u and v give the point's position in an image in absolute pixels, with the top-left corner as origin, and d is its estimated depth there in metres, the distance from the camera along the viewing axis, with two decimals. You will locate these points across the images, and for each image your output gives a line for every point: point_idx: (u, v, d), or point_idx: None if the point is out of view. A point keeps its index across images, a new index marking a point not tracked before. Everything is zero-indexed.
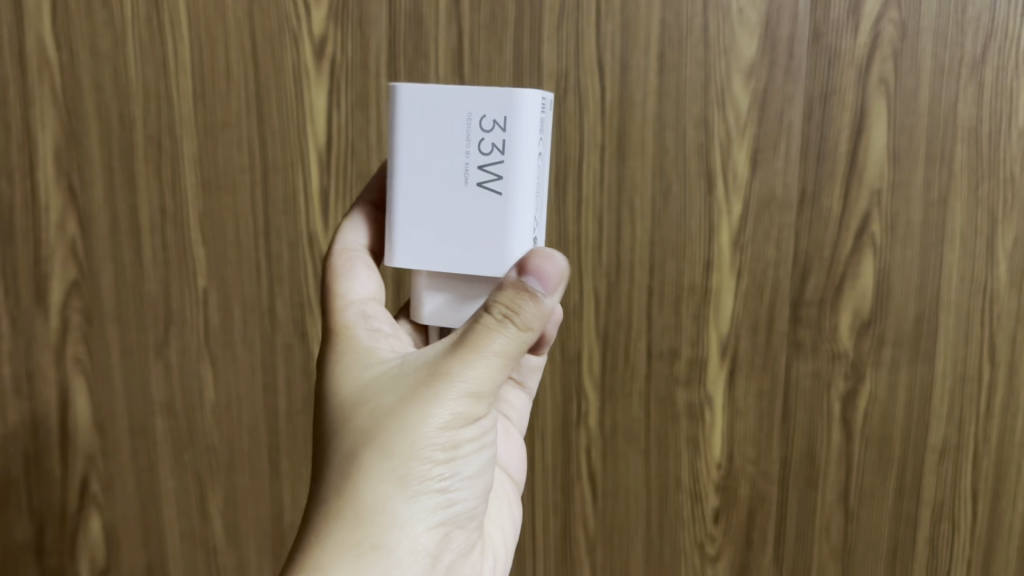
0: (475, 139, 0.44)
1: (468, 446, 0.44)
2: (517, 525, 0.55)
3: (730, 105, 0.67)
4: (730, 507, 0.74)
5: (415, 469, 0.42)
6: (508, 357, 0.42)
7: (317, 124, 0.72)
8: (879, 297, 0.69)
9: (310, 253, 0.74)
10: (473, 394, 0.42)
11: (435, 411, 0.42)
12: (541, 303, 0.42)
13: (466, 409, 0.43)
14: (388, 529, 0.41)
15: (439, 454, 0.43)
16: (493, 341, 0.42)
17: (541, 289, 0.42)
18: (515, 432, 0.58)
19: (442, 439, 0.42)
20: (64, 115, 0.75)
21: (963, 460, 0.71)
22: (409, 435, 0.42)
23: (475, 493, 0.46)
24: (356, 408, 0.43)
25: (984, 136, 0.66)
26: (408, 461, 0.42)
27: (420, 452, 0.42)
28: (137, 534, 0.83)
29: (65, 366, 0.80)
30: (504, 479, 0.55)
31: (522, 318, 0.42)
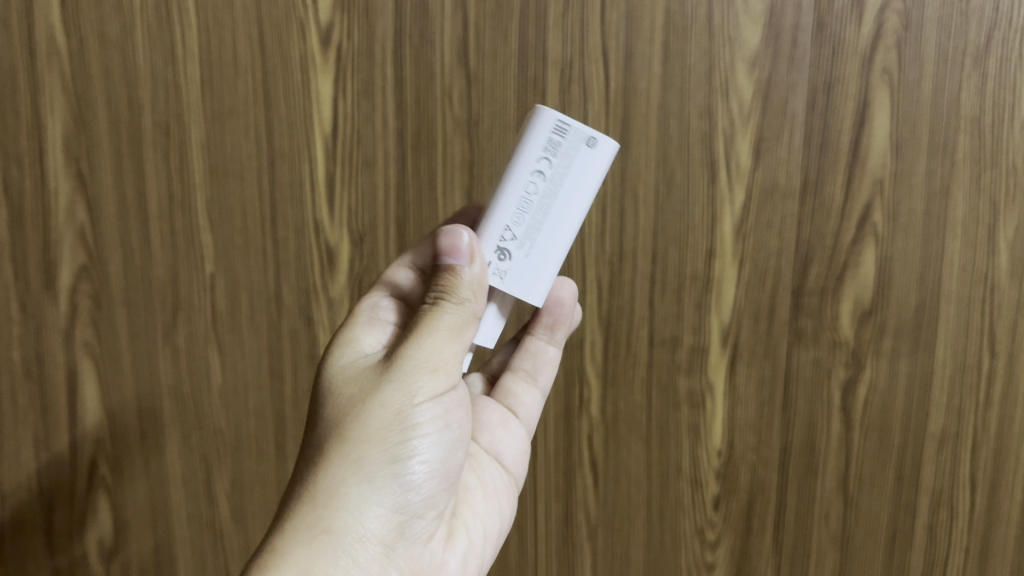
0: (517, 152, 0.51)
1: (428, 432, 0.47)
2: (504, 518, 0.56)
3: (734, 94, 0.67)
4: (731, 494, 0.75)
5: (371, 452, 0.45)
6: (456, 333, 0.47)
7: (324, 110, 0.72)
8: (881, 286, 0.69)
9: (316, 238, 0.75)
10: (422, 374, 0.46)
11: (385, 393, 0.46)
12: (467, 274, 0.47)
13: (416, 391, 0.46)
14: (341, 511, 0.44)
15: (391, 435, 0.46)
16: (436, 320, 0.46)
17: (462, 261, 0.47)
18: (516, 424, 0.61)
19: (393, 419, 0.46)
20: (73, 101, 0.76)
21: (961, 449, 0.71)
22: (361, 418, 0.45)
23: (443, 483, 0.48)
24: (324, 405, 0.47)
25: (987, 126, 0.66)
26: (361, 445, 0.45)
27: (373, 434, 0.45)
28: (145, 515, 0.84)
29: (75, 349, 0.81)
30: (496, 467, 0.58)
31: (459, 294, 0.47)
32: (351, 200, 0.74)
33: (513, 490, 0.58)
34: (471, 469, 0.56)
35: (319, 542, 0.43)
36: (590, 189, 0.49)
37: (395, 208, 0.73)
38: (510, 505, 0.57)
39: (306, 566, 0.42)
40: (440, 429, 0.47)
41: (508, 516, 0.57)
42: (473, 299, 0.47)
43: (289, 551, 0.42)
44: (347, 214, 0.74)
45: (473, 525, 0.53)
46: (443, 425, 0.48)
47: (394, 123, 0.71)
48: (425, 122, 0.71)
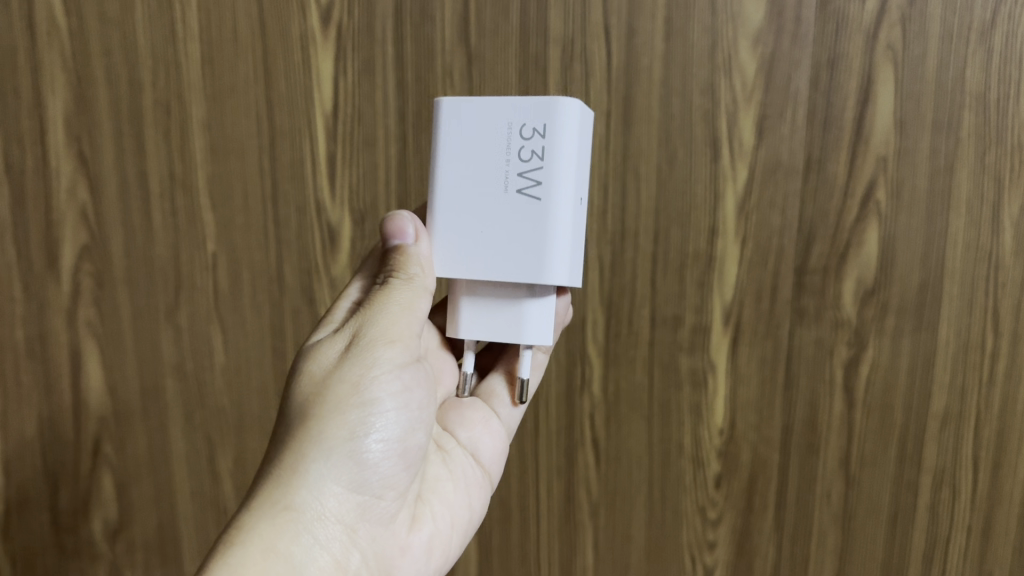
0: (516, 147, 0.48)
1: (392, 407, 0.47)
2: (473, 512, 0.55)
3: (737, 70, 0.67)
4: (731, 472, 0.75)
5: (336, 429, 0.45)
6: (411, 307, 0.48)
7: (324, 89, 0.72)
8: (884, 265, 0.69)
9: (317, 217, 0.75)
10: (385, 348, 0.47)
11: (349, 369, 0.46)
12: (416, 252, 0.48)
13: (379, 364, 0.47)
14: (300, 489, 0.44)
15: (353, 411, 0.46)
16: (392, 296, 0.48)
17: (408, 240, 0.49)
18: (497, 425, 0.59)
19: (353, 395, 0.46)
20: (74, 80, 0.75)
21: (965, 428, 0.71)
22: (325, 395, 0.46)
23: (404, 461, 0.48)
24: (287, 390, 0.48)
25: (992, 102, 0.65)
26: (326, 421, 0.45)
27: (336, 409, 0.45)
28: (149, 494, 0.84)
29: (77, 329, 0.81)
30: (471, 463, 0.57)
31: (409, 270, 0.48)
32: (354, 180, 0.73)
33: (487, 488, 0.58)
34: (443, 460, 0.55)
35: (279, 520, 0.43)
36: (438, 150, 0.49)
37: (397, 186, 0.73)
38: (480, 500, 0.56)
39: (268, 544, 0.42)
40: (405, 404, 0.48)
41: (475, 510, 0.56)
42: (423, 274, 0.48)
43: (250, 529, 0.42)
44: (349, 193, 0.74)
45: (441, 512, 0.53)
46: (407, 399, 0.48)
47: (395, 100, 0.71)
48: (426, 101, 0.71)
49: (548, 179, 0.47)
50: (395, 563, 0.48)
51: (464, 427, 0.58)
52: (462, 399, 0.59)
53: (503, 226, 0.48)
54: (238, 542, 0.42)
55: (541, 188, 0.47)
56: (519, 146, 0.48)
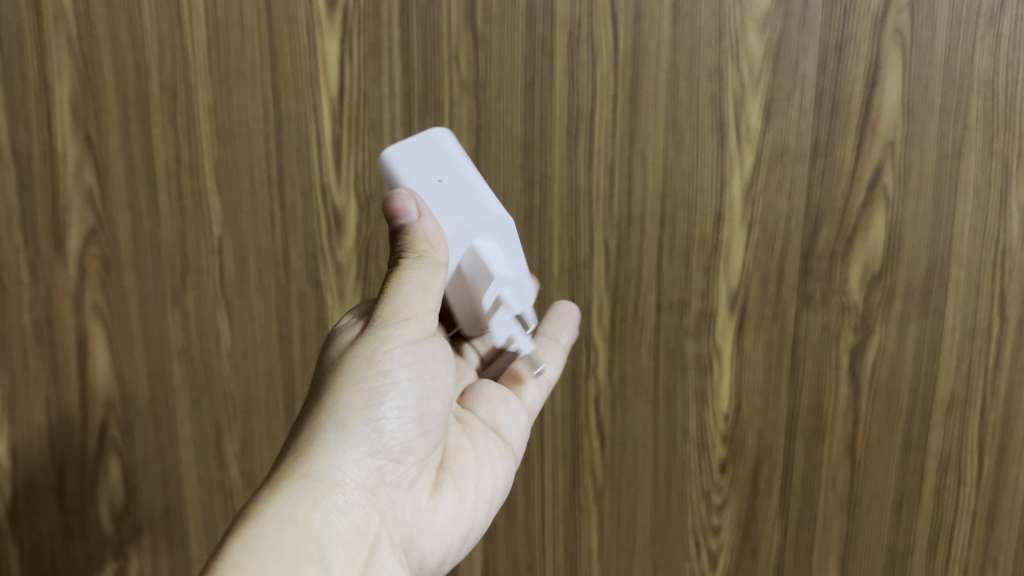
0: None
1: (407, 378, 0.49)
2: (497, 482, 0.56)
3: (744, 55, 0.66)
4: (737, 457, 0.75)
5: (351, 401, 0.47)
6: (427, 284, 0.49)
7: (330, 72, 0.72)
8: (890, 249, 0.68)
9: (322, 201, 0.75)
10: (396, 324, 0.49)
11: (362, 347, 0.49)
12: (424, 229, 0.49)
13: (391, 339, 0.49)
14: (317, 457, 0.47)
15: (368, 383, 0.48)
16: (410, 272, 0.48)
17: (412, 218, 0.49)
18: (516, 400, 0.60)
19: (370, 369, 0.48)
20: (80, 63, 0.75)
21: (971, 413, 0.71)
22: (343, 370, 0.48)
23: (421, 429, 0.50)
24: (319, 368, 0.51)
25: (1000, 87, 0.64)
26: (341, 396, 0.48)
27: (351, 384, 0.48)
28: (156, 477, 0.84)
29: (85, 313, 0.81)
30: (492, 436, 0.58)
31: (418, 248, 0.48)
32: (359, 164, 0.73)
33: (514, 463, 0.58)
34: (463, 432, 0.56)
35: (299, 489, 0.46)
36: None
37: None
38: (506, 471, 0.57)
39: (286, 512, 0.45)
40: (420, 375, 0.49)
41: (500, 479, 0.56)
42: (433, 250, 0.49)
43: (270, 500, 0.45)
44: (354, 177, 0.74)
45: (463, 481, 0.54)
46: (422, 372, 0.49)
47: (400, 86, 0.71)
48: (432, 85, 0.71)
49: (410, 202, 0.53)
50: (415, 526, 0.50)
51: (484, 404, 0.59)
52: (480, 381, 0.60)
53: None
54: (259, 509, 0.45)
55: None
56: None
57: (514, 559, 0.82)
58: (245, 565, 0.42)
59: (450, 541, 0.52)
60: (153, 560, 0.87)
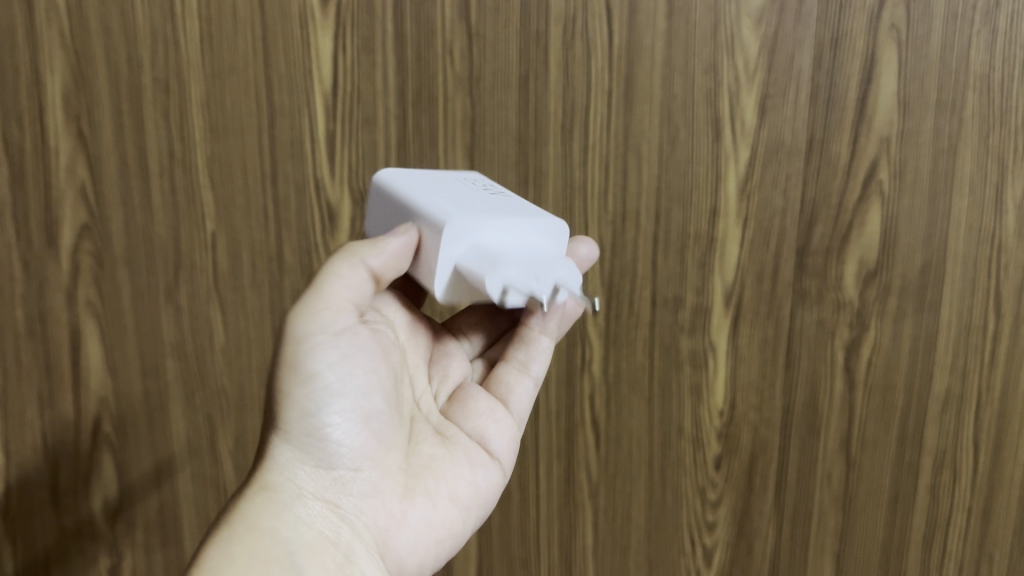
0: None
1: (337, 379, 0.48)
2: (477, 492, 0.54)
3: (740, 50, 0.66)
4: (732, 453, 0.75)
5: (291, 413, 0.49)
6: (347, 275, 0.48)
7: (323, 66, 0.71)
8: (886, 246, 0.68)
9: (316, 196, 0.74)
10: (312, 323, 0.48)
11: (289, 352, 0.48)
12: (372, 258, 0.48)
13: (308, 338, 0.48)
14: (274, 471, 0.49)
15: (301, 392, 0.48)
16: (334, 269, 0.48)
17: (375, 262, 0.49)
18: (504, 412, 0.56)
19: (300, 376, 0.48)
20: (72, 57, 0.75)
21: (966, 409, 0.71)
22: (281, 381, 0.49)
23: (367, 429, 0.50)
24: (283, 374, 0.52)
25: (996, 83, 0.64)
26: (281, 409, 0.49)
27: (288, 394, 0.48)
28: (149, 474, 0.84)
29: (78, 308, 0.81)
30: (477, 449, 0.55)
31: (353, 248, 0.49)
32: (353, 159, 0.73)
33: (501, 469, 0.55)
34: (440, 441, 0.54)
35: (261, 501, 0.49)
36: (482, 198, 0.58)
37: (396, 164, 0.73)
38: (490, 478, 0.55)
39: (249, 524, 0.48)
40: (351, 374, 0.49)
41: (483, 489, 0.54)
42: (360, 250, 0.48)
43: (236, 512, 0.49)
44: (348, 172, 0.73)
45: (436, 487, 0.52)
46: (352, 367, 0.49)
47: (394, 80, 0.71)
48: (426, 79, 0.70)
49: None
50: (385, 531, 0.50)
51: (472, 416, 0.56)
52: (468, 390, 0.57)
53: None
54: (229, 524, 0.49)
55: None
56: None
57: (509, 555, 0.82)
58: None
59: (430, 544, 0.52)
60: (146, 557, 0.86)
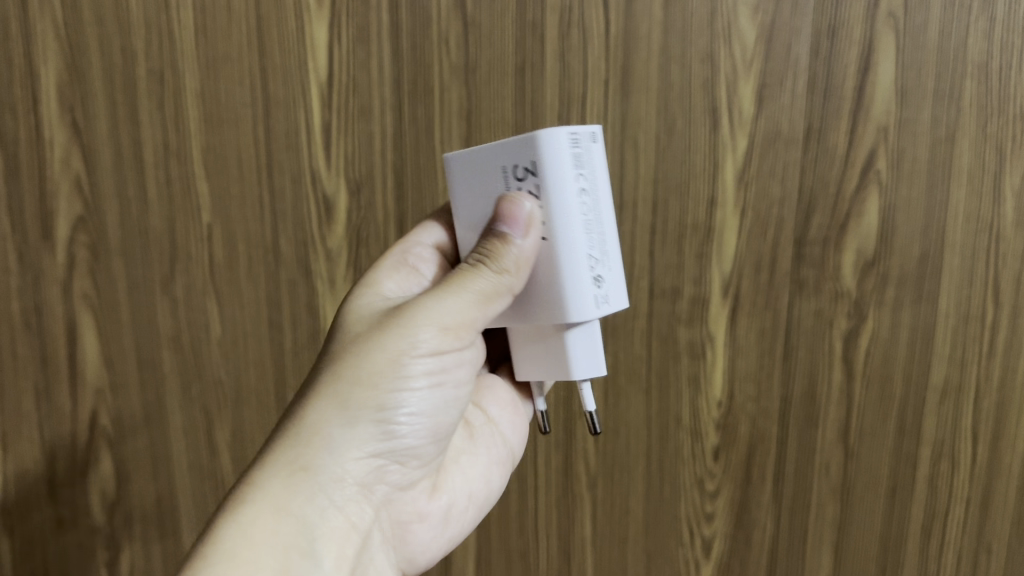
0: (589, 175, 0.47)
1: (426, 384, 0.49)
2: (489, 490, 0.58)
3: (737, 38, 0.66)
4: (730, 445, 0.75)
5: (366, 395, 0.47)
6: (486, 299, 0.48)
7: (318, 57, 0.71)
8: (884, 235, 0.68)
9: (312, 188, 0.74)
10: (428, 323, 0.48)
11: (389, 340, 0.48)
12: (486, 280, 0.48)
13: (416, 337, 0.48)
14: (320, 450, 0.46)
15: (389, 381, 0.47)
16: (475, 280, 0.48)
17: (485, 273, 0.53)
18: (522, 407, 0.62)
19: (395, 366, 0.47)
20: (66, 48, 0.74)
21: (964, 399, 0.71)
22: (361, 360, 0.47)
23: (429, 437, 0.50)
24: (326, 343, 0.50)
25: (994, 71, 0.64)
26: (355, 387, 0.47)
27: (371, 377, 0.47)
28: (146, 467, 0.84)
29: (73, 301, 0.80)
30: (496, 442, 0.59)
31: (502, 263, 0.47)
32: (349, 150, 0.73)
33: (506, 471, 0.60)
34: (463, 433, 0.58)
35: (296, 478, 0.45)
36: (562, 177, 0.46)
37: (393, 155, 0.72)
38: (500, 479, 0.60)
39: (284, 504, 0.44)
40: (438, 384, 0.50)
41: (493, 488, 0.59)
42: (509, 272, 0.47)
43: (262, 486, 0.45)
44: (344, 163, 0.73)
45: (457, 484, 0.56)
46: (439, 380, 0.50)
47: (390, 70, 0.70)
48: (421, 69, 0.70)
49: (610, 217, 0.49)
50: (407, 524, 0.52)
51: (495, 404, 0.60)
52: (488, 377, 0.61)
53: (597, 252, 0.48)
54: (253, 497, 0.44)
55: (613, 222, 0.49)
56: (590, 180, 0.47)
57: (507, 547, 0.81)
58: (233, 554, 0.42)
59: (442, 540, 0.55)
60: (144, 550, 0.86)
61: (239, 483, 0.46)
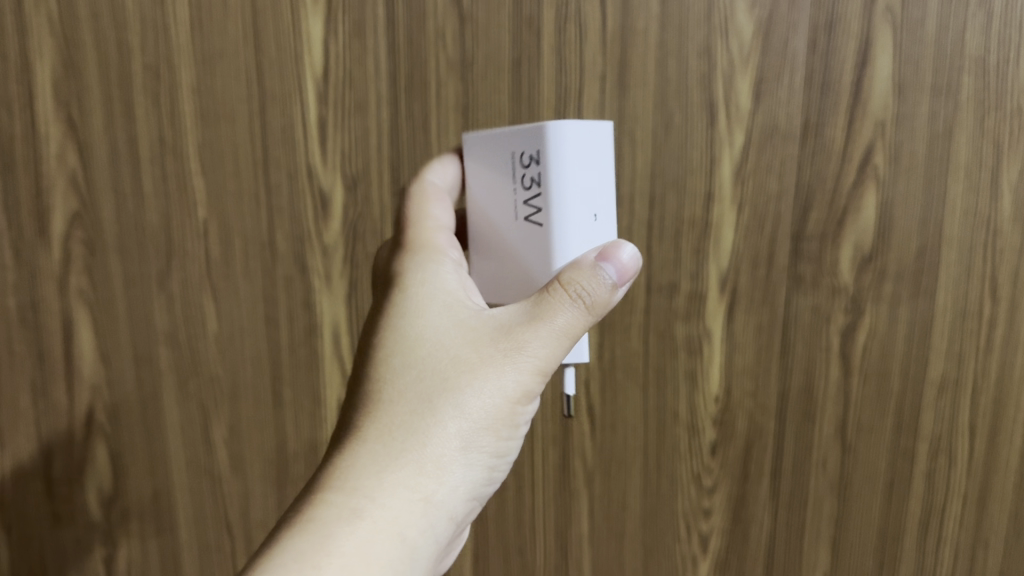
0: (517, 176, 0.46)
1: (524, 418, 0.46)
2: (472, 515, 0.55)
3: (734, 34, 0.66)
4: (728, 440, 0.75)
5: (479, 428, 0.44)
6: (570, 333, 0.44)
7: (314, 52, 0.71)
8: (881, 231, 0.68)
9: (308, 183, 0.74)
10: (538, 360, 0.44)
11: (501, 373, 0.44)
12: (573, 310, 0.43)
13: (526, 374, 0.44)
14: (435, 480, 0.43)
15: (494, 417, 0.44)
16: (557, 315, 0.43)
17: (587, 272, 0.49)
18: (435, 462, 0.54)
19: (504, 398, 0.44)
20: (62, 44, 0.74)
21: (962, 395, 0.71)
22: (475, 388, 0.44)
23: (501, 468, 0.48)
24: (422, 349, 0.45)
25: (992, 66, 0.64)
26: (470, 420, 0.43)
27: (482, 411, 0.44)
28: (143, 463, 0.84)
29: (69, 296, 0.80)
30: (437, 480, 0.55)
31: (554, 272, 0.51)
32: (346, 145, 0.72)
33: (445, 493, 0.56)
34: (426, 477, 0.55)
35: (413, 507, 0.42)
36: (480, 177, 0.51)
37: (388, 151, 0.72)
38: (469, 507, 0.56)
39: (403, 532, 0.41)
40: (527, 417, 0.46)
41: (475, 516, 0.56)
42: None
43: (380, 511, 0.41)
44: (341, 158, 0.73)
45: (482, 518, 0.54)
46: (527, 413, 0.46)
47: (386, 65, 0.70)
48: (418, 65, 0.70)
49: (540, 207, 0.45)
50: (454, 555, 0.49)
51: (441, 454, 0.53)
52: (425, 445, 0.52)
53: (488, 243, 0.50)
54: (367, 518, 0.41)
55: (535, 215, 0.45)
56: (521, 175, 0.46)
57: (504, 541, 0.81)
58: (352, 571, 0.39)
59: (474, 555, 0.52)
60: (140, 545, 0.86)
61: (325, 492, 0.42)
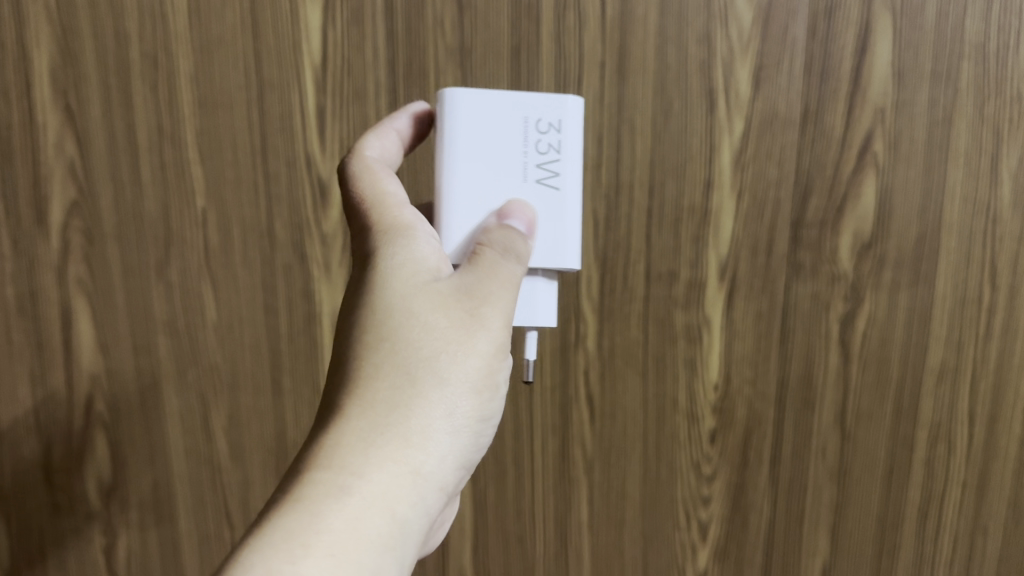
0: (533, 140, 0.48)
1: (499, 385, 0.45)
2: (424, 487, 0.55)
3: (733, 21, 0.66)
4: (726, 428, 0.74)
5: (461, 397, 0.43)
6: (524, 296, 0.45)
7: (313, 41, 0.71)
8: (880, 218, 0.69)
9: (308, 172, 0.74)
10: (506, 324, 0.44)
11: (476, 340, 0.43)
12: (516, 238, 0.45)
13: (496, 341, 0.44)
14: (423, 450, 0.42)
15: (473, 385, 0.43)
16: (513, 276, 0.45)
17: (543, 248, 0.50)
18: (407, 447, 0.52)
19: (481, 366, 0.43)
20: (58, 30, 0.72)
21: (961, 380, 0.73)
22: (453, 357, 0.43)
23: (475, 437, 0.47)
24: (394, 320, 0.43)
25: (991, 53, 0.66)
26: (449, 389, 0.43)
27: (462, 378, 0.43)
28: (144, 454, 0.83)
29: (68, 284, 0.78)
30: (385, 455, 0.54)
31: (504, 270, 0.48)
32: (344, 134, 0.73)
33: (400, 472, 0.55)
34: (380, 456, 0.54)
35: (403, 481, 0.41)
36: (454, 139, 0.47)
37: None
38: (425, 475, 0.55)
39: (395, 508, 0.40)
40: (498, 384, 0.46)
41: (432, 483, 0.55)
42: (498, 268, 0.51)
43: (371, 487, 0.40)
44: (338, 147, 0.73)
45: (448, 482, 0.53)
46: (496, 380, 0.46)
47: (384, 52, 0.70)
48: (415, 52, 0.70)
49: (559, 170, 0.48)
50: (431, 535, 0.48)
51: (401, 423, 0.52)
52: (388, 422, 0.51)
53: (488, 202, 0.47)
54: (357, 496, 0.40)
55: (555, 178, 0.48)
56: (536, 140, 0.48)
57: (506, 531, 0.78)
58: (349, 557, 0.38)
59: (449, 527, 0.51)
60: (140, 537, 0.85)
61: (310, 474, 0.40)
